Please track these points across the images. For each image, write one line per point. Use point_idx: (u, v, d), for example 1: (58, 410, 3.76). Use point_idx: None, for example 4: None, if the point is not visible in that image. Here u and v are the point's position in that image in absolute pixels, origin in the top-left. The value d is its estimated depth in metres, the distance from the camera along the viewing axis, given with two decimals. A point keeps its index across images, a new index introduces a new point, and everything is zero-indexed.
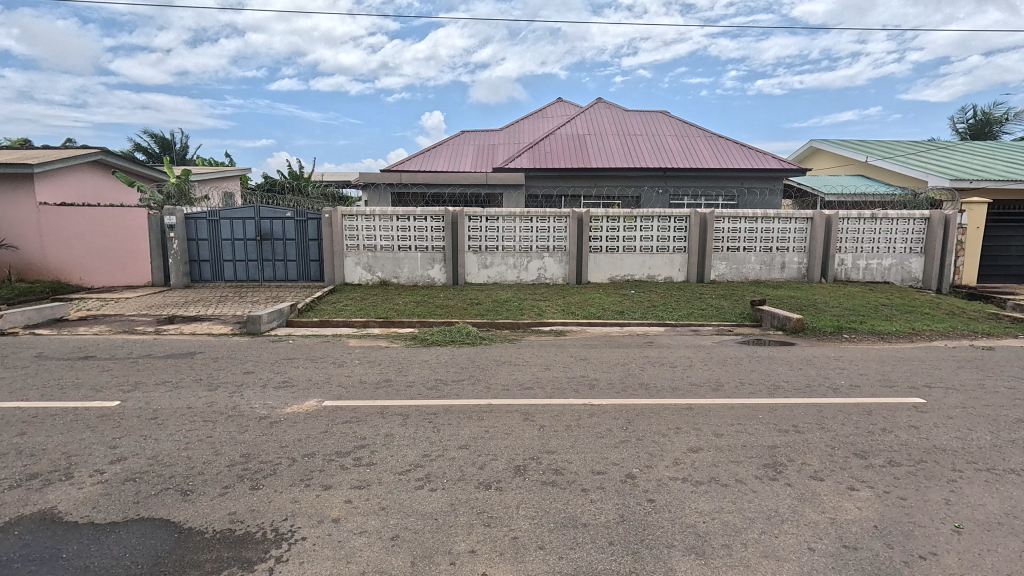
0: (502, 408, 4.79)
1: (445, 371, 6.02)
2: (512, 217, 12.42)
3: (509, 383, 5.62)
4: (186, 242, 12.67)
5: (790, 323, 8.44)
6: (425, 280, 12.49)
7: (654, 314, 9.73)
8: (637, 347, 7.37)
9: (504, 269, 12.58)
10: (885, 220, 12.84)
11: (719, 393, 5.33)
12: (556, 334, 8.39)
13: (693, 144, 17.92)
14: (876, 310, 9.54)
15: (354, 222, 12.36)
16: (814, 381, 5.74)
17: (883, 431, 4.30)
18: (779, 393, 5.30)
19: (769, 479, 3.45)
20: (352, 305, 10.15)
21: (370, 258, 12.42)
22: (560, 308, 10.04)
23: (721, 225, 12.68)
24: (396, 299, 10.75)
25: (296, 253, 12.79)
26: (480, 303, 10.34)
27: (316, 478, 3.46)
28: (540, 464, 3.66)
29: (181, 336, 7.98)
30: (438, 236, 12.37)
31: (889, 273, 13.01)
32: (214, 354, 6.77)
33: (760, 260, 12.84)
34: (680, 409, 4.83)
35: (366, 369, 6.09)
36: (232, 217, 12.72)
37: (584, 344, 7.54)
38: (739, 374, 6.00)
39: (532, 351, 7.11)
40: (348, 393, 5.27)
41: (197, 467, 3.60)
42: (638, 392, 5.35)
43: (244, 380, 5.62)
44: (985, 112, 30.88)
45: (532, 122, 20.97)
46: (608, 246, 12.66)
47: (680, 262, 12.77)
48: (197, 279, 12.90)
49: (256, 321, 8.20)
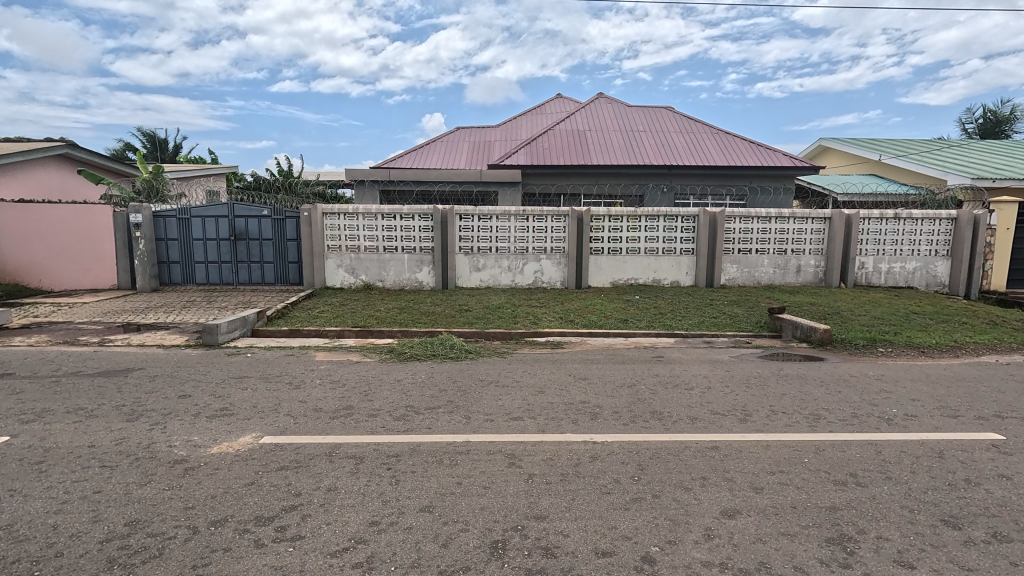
0: (482, 448, 3.84)
1: (419, 396, 5.04)
2: (506, 216, 11.49)
3: (495, 411, 4.65)
4: (155, 242, 11.73)
5: (816, 334, 7.49)
6: (413, 284, 11.54)
7: (662, 323, 8.77)
8: (645, 364, 6.40)
9: (497, 272, 11.64)
10: (908, 221, 11.92)
11: (749, 425, 4.37)
12: (553, 346, 7.44)
13: (699, 140, 17.00)
14: (909, 320, 8.58)
15: (336, 222, 11.45)
16: (860, 409, 4.77)
17: (969, 484, 3.34)
18: (822, 426, 4.33)
19: (841, 568, 2.50)
20: (329, 312, 9.21)
21: (353, 259, 11.48)
22: (558, 316, 9.08)
23: (732, 225, 11.74)
24: (378, 305, 9.81)
25: (273, 255, 11.87)
26: (470, 310, 9.38)
27: (215, 564, 2.52)
28: (525, 539, 2.72)
29: (126, 348, 7.01)
30: (426, 237, 11.45)
31: (913, 278, 12.08)
32: (154, 372, 5.80)
33: (774, 264, 11.90)
34: (705, 448, 3.87)
35: (326, 392, 5.12)
36: (204, 215, 11.78)
37: (585, 360, 6.57)
38: (771, 399, 5.03)
39: (524, 368, 6.14)
40: (296, 426, 4.29)
41: (58, 544, 2.64)
42: (650, 424, 4.39)
43: (176, 407, 4.65)
44: (994, 111, 30.14)
45: (530, 119, 20.06)
46: (610, 248, 11.73)
47: (688, 265, 11.84)
48: (166, 282, 11.94)
49: (213, 331, 7.24)
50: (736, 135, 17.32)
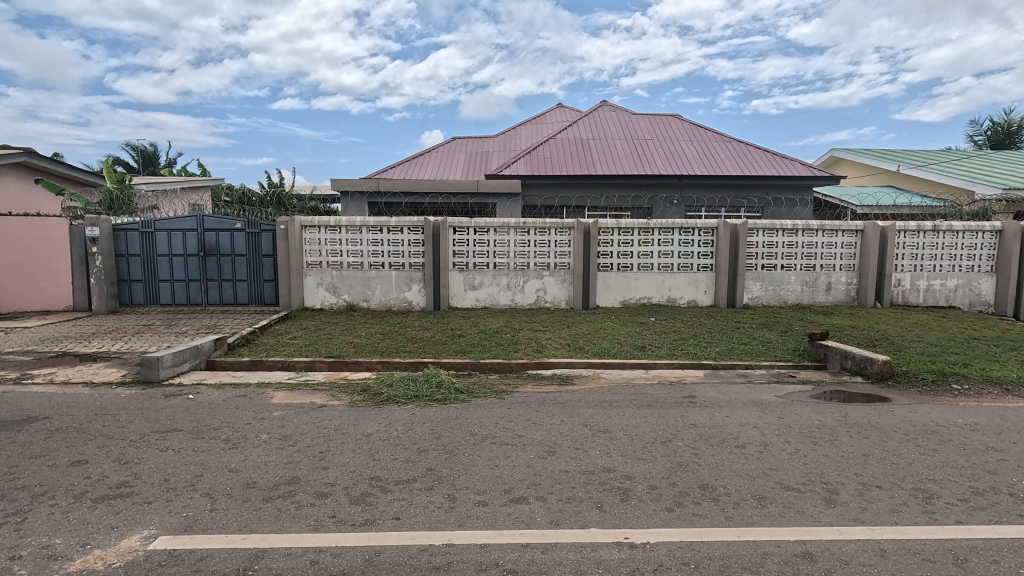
0: (471, 562, 2.61)
1: (390, 461, 3.83)
2: (505, 228, 10.36)
3: (489, 488, 3.43)
4: (114, 258, 10.56)
5: (874, 367, 6.34)
6: (401, 304, 10.38)
7: (686, 351, 7.59)
8: (676, 408, 5.18)
9: (495, 291, 10.47)
10: (948, 233, 10.79)
11: (843, 511, 3.15)
12: (561, 382, 6.25)
13: (710, 149, 15.98)
14: (972, 347, 7.41)
15: (316, 235, 10.31)
16: (980, 482, 3.55)
17: None
18: (943, 514, 3.11)
19: None
20: (302, 339, 8.00)
21: (335, 277, 10.32)
22: (565, 343, 7.88)
23: (755, 239, 10.61)
24: (359, 330, 8.61)
25: (247, 272, 10.73)
26: (464, 336, 8.19)
27: None
28: None
29: (44, 387, 5.77)
30: (417, 252, 10.31)
31: (955, 296, 10.93)
32: (58, 423, 4.57)
33: (801, 281, 10.77)
34: (795, 558, 2.65)
35: (270, 456, 3.90)
36: (170, 228, 10.62)
37: (601, 402, 5.35)
38: (854, 465, 3.81)
39: (527, 415, 4.92)
40: (211, 516, 3.06)
41: None
42: (704, 510, 3.16)
43: (57, 483, 3.42)
44: (1006, 121, 29.20)
45: (529, 129, 19.07)
46: (620, 264, 10.58)
47: (706, 283, 10.70)
48: (127, 303, 10.75)
49: (153, 366, 6.01)
50: (749, 144, 16.31)
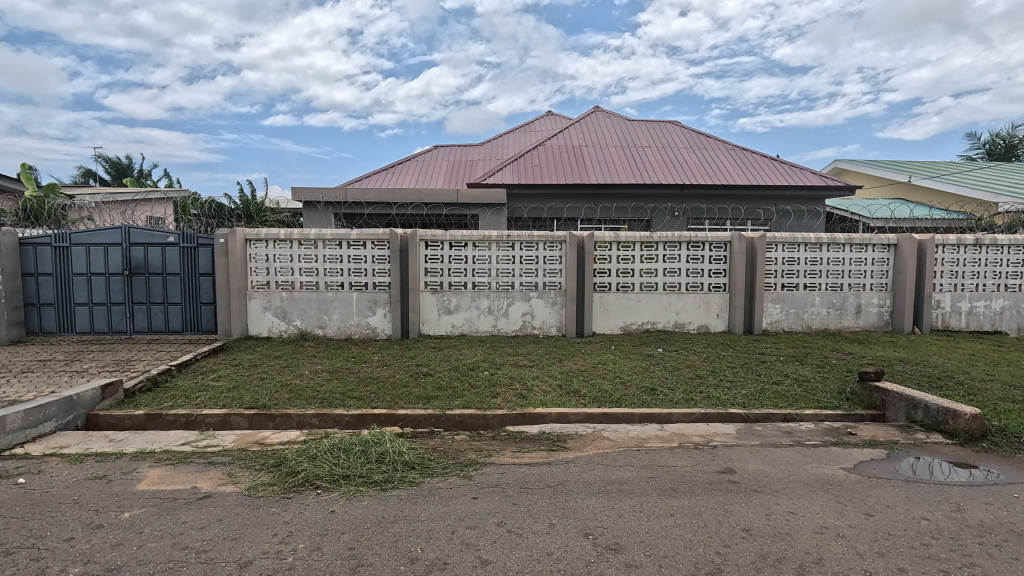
0: None
1: None
2: (486, 242, 8.86)
3: None
4: (21, 278, 8.92)
5: (959, 423, 4.86)
6: (363, 331, 8.79)
7: (707, 394, 6.04)
8: (714, 498, 3.62)
9: (474, 315, 8.92)
10: (991, 248, 9.43)
11: None
12: (552, 445, 4.69)
13: (713, 157, 14.68)
14: None
15: (262, 251, 8.72)
16: None
17: None
18: None
19: None
20: (227, 380, 6.38)
21: (284, 300, 8.73)
22: (556, 383, 6.32)
23: (774, 254, 9.17)
24: (303, 366, 7.01)
25: (181, 294, 9.09)
26: (432, 375, 6.61)
27: None
28: None
29: None
30: (381, 270, 8.75)
31: (1001, 319, 9.54)
32: None
33: (827, 303, 9.33)
34: None
35: None
36: (88, 243, 8.97)
37: (607, 487, 3.78)
38: None
39: (499, 515, 3.34)
40: None
41: None
42: None
43: None
44: (1010, 137, 28.33)
45: (517, 136, 17.69)
46: (620, 283, 9.09)
47: (719, 305, 9.23)
48: (35, 331, 9.07)
49: None
50: (754, 152, 15.04)
